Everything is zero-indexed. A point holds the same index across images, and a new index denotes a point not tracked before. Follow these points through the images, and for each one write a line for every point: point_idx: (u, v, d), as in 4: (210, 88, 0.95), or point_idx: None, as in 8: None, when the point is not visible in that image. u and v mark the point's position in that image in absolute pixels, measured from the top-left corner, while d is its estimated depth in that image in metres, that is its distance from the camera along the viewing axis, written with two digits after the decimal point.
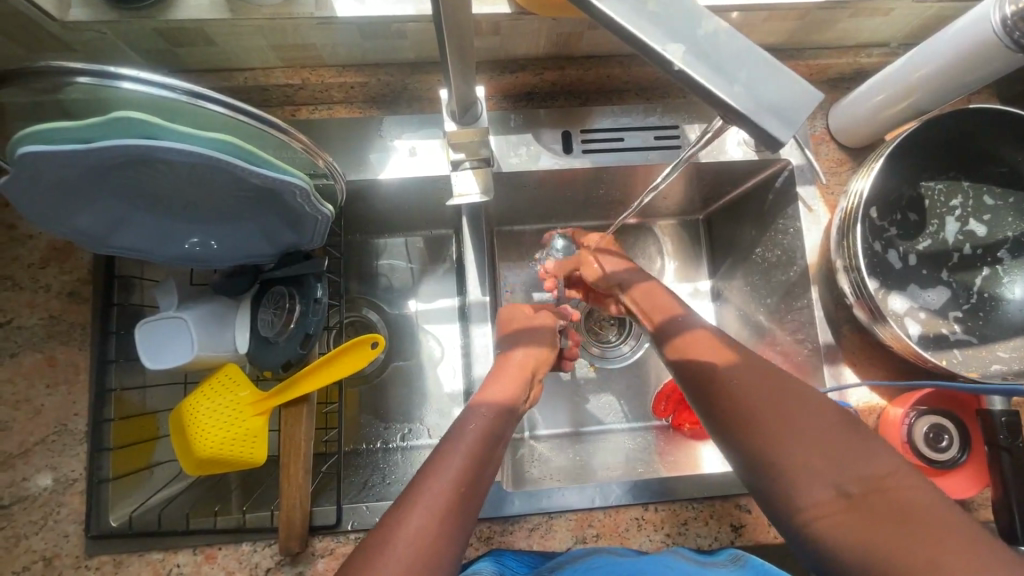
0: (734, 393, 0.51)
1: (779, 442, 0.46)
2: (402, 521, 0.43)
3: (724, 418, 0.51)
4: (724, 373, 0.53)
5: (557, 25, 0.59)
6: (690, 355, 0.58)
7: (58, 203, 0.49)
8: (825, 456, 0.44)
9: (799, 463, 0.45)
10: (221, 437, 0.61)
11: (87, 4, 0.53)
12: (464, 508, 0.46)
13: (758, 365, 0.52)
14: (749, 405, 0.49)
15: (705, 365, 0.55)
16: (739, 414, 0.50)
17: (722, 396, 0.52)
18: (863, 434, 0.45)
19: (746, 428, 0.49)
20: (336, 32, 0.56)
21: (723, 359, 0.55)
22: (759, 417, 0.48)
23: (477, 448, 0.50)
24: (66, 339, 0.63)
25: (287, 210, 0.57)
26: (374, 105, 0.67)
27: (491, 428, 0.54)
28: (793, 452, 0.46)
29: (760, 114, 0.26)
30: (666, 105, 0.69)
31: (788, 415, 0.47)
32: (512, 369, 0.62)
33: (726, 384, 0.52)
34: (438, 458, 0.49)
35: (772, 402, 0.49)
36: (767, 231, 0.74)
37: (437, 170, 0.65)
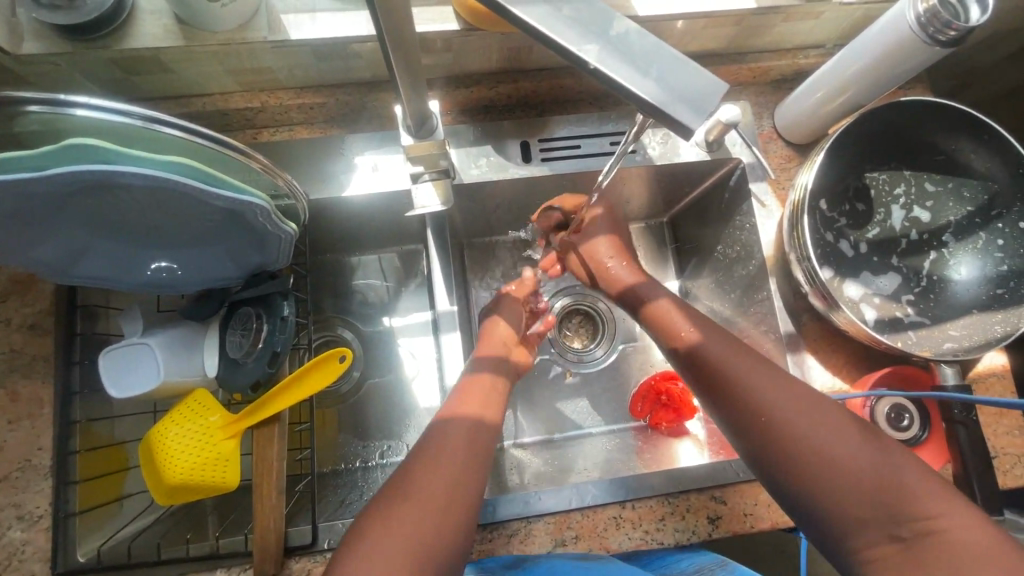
0: (774, 427, 0.47)
1: (803, 444, 0.46)
2: (406, 498, 0.48)
3: (741, 417, 0.50)
4: (759, 399, 0.49)
5: (507, 39, 0.61)
6: (717, 375, 0.53)
7: (16, 234, 0.50)
8: (849, 462, 0.44)
9: (825, 468, 0.44)
10: (190, 463, 0.60)
11: (40, 36, 0.53)
12: (462, 505, 0.49)
13: (792, 391, 0.49)
14: (766, 404, 0.49)
15: (713, 358, 0.54)
16: (756, 411, 0.49)
17: (764, 432, 0.48)
18: (892, 458, 0.44)
19: (765, 428, 0.48)
20: (291, 54, 0.58)
21: (732, 353, 0.53)
22: (777, 417, 0.48)
23: (437, 482, 0.49)
24: (28, 372, 0.61)
25: (250, 230, 0.58)
26: (334, 125, 0.68)
27: (454, 460, 0.52)
28: (817, 456, 0.45)
29: (673, 105, 0.28)
30: (619, 112, 0.72)
31: (807, 415, 0.47)
32: (484, 397, 0.60)
33: (740, 380, 0.51)
34: (407, 488, 0.49)
35: (816, 441, 0.46)
36: (727, 229, 0.77)
37: (398, 186, 0.66)
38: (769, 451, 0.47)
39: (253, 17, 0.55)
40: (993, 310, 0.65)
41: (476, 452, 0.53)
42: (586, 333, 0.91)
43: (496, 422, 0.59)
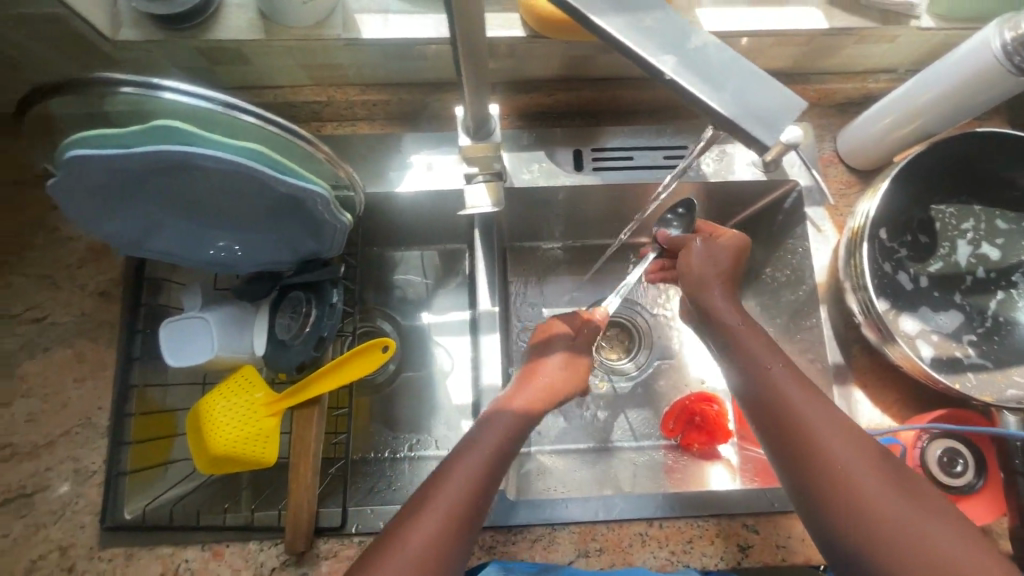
0: (846, 480, 0.45)
1: (854, 486, 0.45)
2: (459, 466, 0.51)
3: (796, 449, 0.49)
4: (833, 448, 0.47)
5: (570, 47, 0.62)
6: (791, 415, 0.50)
7: (98, 205, 0.54)
8: (900, 510, 0.44)
9: (874, 515, 0.44)
10: (234, 436, 0.63)
11: (137, 25, 0.57)
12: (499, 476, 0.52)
13: (867, 449, 0.47)
14: (827, 441, 0.47)
15: (775, 384, 0.52)
16: (814, 446, 0.48)
17: (834, 484, 0.46)
18: (956, 534, 0.43)
19: (822, 464, 0.47)
20: (362, 52, 0.60)
21: (794, 382, 0.52)
22: (836, 456, 0.47)
23: (475, 477, 0.50)
24: (95, 336, 0.65)
25: (309, 217, 0.60)
26: (395, 123, 0.71)
27: (500, 439, 0.54)
28: (865, 499, 0.44)
29: (747, 119, 0.28)
30: (675, 127, 0.72)
31: (859, 458, 0.46)
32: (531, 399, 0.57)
33: (800, 412, 0.50)
34: (461, 453, 0.52)
35: (888, 505, 0.44)
36: (778, 253, 0.75)
37: (451, 186, 0.68)
38: (835, 503, 0.45)
39: (329, 16, 0.58)
40: None
41: (502, 461, 0.53)
42: (620, 347, 0.90)
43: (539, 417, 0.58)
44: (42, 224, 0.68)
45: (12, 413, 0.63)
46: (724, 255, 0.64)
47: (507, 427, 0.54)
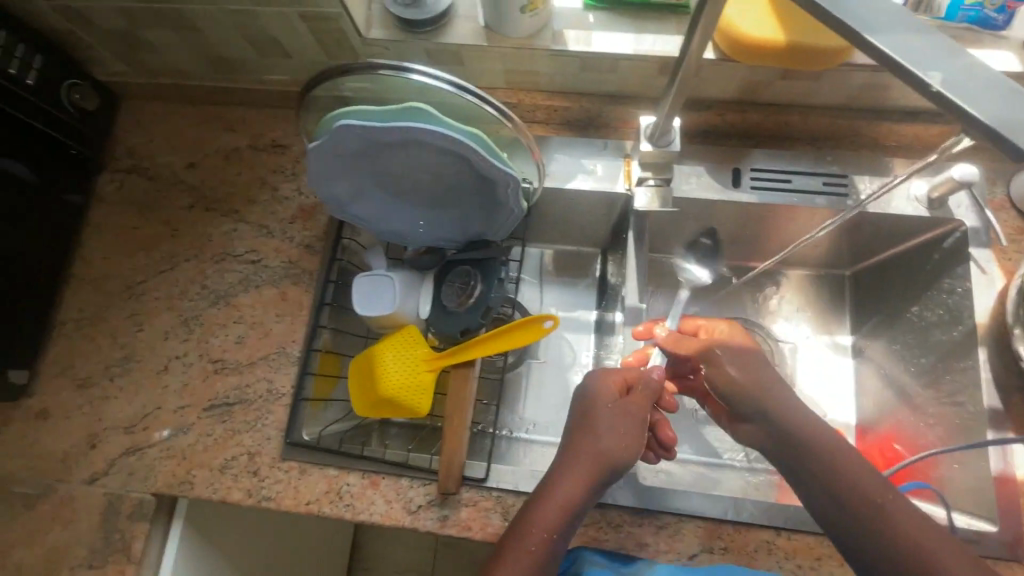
0: (893, 523, 0.51)
1: (902, 528, 0.51)
2: (561, 477, 0.55)
3: (850, 513, 0.53)
4: (875, 492, 0.53)
5: (752, 71, 0.67)
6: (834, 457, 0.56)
7: (335, 168, 0.66)
8: (946, 553, 0.49)
9: (923, 559, 0.49)
10: (399, 383, 0.72)
11: (385, 25, 0.68)
12: (598, 485, 0.56)
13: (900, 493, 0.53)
14: (883, 506, 0.52)
15: (795, 431, 0.58)
16: (864, 507, 0.52)
17: (878, 526, 0.51)
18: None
19: (871, 528, 0.51)
20: (563, 63, 0.68)
21: (831, 442, 0.56)
22: (893, 522, 0.51)
23: (573, 488, 0.55)
24: (296, 280, 0.77)
25: (492, 199, 0.69)
26: (567, 128, 0.77)
27: (598, 447, 0.56)
28: (915, 544, 0.50)
29: (1010, 131, 0.31)
30: (838, 156, 0.74)
31: (898, 503, 0.52)
32: (593, 451, 0.56)
33: (848, 475, 0.54)
34: (563, 462, 0.56)
35: (936, 549, 0.49)
36: (927, 291, 0.76)
37: (613, 191, 0.74)
38: (877, 541, 0.51)
39: (543, 29, 0.67)
40: None
41: (578, 506, 0.55)
42: None
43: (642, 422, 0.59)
44: (263, 183, 0.81)
45: (227, 335, 0.75)
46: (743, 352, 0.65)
47: (583, 476, 0.55)
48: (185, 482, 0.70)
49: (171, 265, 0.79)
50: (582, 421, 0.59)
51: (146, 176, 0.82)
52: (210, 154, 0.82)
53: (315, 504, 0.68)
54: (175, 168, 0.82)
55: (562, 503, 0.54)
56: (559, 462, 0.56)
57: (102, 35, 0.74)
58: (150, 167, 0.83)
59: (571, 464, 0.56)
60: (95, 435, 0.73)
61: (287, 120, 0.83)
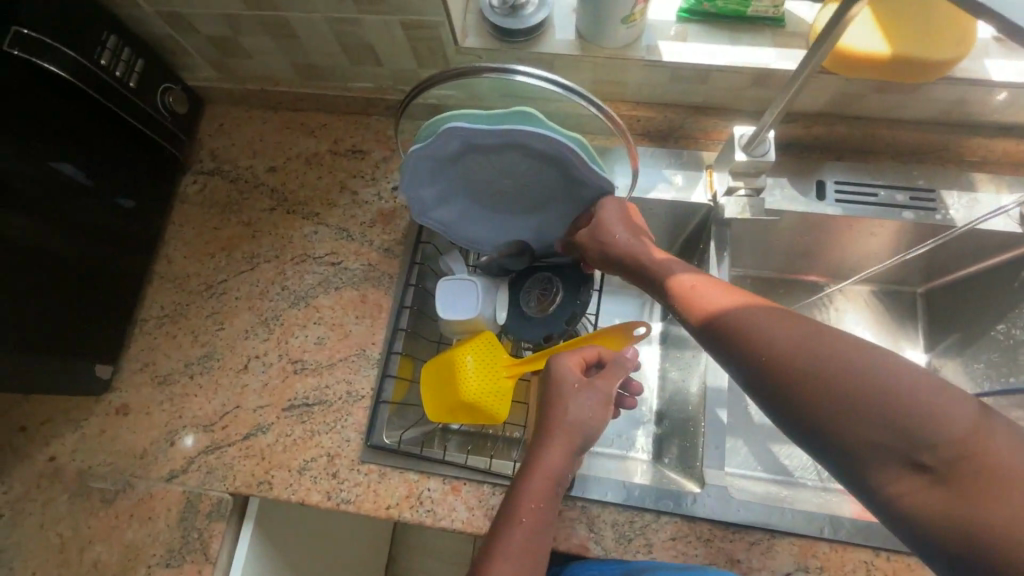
0: (824, 381, 0.43)
1: (841, 386, 0.42)
2: (539, 459, 0.57)
3: (791, 402, 0.44)
4: (805, 356, 0.44)
5: (845, 83, 0.67)
6: (766, 335, 0.47)
7: (427, 170, 0.65)
8: (893, 399, 0.40)
9: (869, 412, 0.41)
10: (479, 388, 0.71)
11: (481, 35, 0.69)
12: (571, 458, 0.57)
13: (829, 341, 0.44)
14: (830, 375, 0.43)
15: (733, 326, 0.49)
16: (812, 389, 0.43)
17: (814, 389, 0.43)
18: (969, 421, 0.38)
19: (822, 408, 0.42)
20: (654, 73, 0.69)
21: (747, 308, 0.49)
22: (809, 363, 0.44)
23: (550, 467, 0.56)
24: (376, 283, 0.77)
25: (579, 204, 0.69)
26: (647, 139, 0.78)
27: (564, 422, 0.58)
28: (853, 398, 0.41)
29: None
30: (924, 170, 0.74)
31: (833, 357, 0.43)
32: (565, 427, 0.58)
33: (781, 353, 0.45)
34: (538, 446, 0.57)
35: (875, 397, 0.41)
36: (1014, 308, 0.74)
37: (697, 201, 0.74)
38: (822, 409, 0.42)
39: (638, 40, 0.68)
40: None
41: (563, 474, 0.57)
42: None
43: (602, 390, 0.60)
44: (343, 187, 0.82)
45: (306, 335, 0.76)
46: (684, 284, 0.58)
47: (562, 446, 0.57)
48: (264, 482, 0.70)
49: (251, 265, 0.80)
50: (549, 398, 0.60)
51: (227, 178, 0.84)
52: (291, 158, 0.84)
53: (395, 509, 0.67)
54: (256, 171, 0.84)
55: (548, 472, 0.56)
56: (540, 437, 0.58)
57: (200, 40, 0.76)
58: (231, 169, 0.84)
59: (548, 438, 0.57)
60: (174, 432, 0.73)
61: (367, 127, 0.84)
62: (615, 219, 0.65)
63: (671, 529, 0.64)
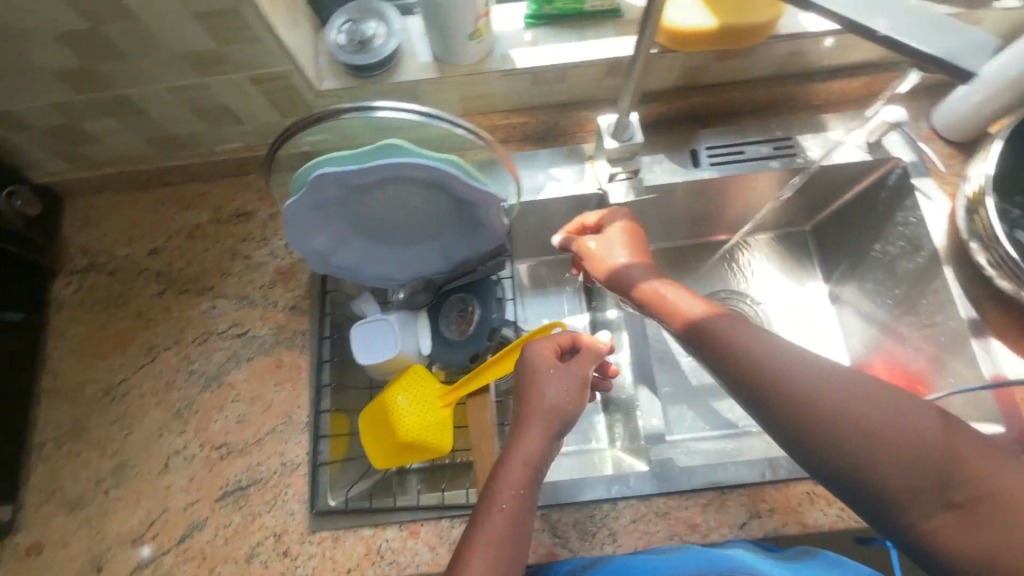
0: (844, 423, 0.46)
1: (859, 428, 0.45)
2: (518, 446, 0.57)
3: (807, 436, 0.47)
4: (820, 396, 0.47)
5: (689, 57, 0.72)
6: (782, 376, 0.50)
7: (311, 221, 0.64)
8: (910, 442, 0.44)
9: (890, 455, 0.44)
10: (416, 425, 0.70)
11: (337, 76, 0.69)
12: (548, 442, 0.58)
13: (841, 381, 0.48)
14: (850, 417, 0.46)
15: (738, 365, 0.52)
16: (827, 428, 0.46)
17: (833, 429, 0.46)
18: (984, 452, 0.42)
19: (840, 446, 0.46)
20: (514, 81, 0.70)
21: (752, 346, 0.52)
22: (827, 404, 0.47)
23: (528, 450, 0.56)
24: (289, 344, 0.74)
25: (476, 221, 0.69)
26: (528, 143, 0.80)
27: (541, 407, 0.58)
28: (873, 439, 0.45)
29: (958, 56, 0.34)
30: (780, 122, 0.80)
31: (849, 399, 0.47)
32: (543, 411, 0.58)
33: (794, 395, 0.49)
34: (517, 435, 0.58)
35: (894, 439, 0.44)
36: (884, 227, 0.81)
37: (586, 191, 0.76)
38: (848, 451, 0.45)
39: (491, 53, 0.69)
40: None
41: (540, 459, 0.57)
42: None
43: (575, 373, 0.61)
44: (234, 254, 0.78)
45: (226, 416, 0.71)
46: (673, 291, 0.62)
47: (540, 432, 0.57)
48: None
49: (151, 357, 0.74)
50: (524, 387, 0.60)
51: (106, 272, 0.78)
52: (173, 236, 0.79)
53: (356, 570, 0.65)
54: (135, 257, 0.79)
55: (527, 458, 0.56)
56: (517, 425, 0.58)
57: (38, 135, 0.71)
58: (108, 262, 0.79)
59: (525, 427, 0.58)
60: (99, 556, 0.67)
61: (247, 187, 0.81)
62: (615, 238, 0.68)
63: (630, 512, 0.65)
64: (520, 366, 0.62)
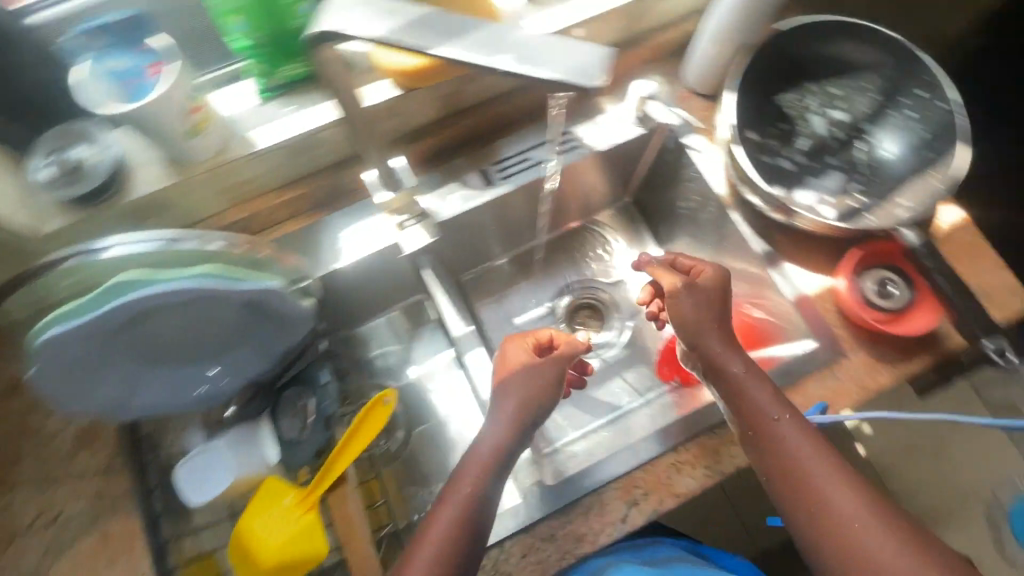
0: (821, 499, 0.55)
1: (835, 508, 0.54)
2: (489, 437, 0.62)
3: (793, 499, 0.56)
4: (812, 476, 0.56)
5: (439, 88, 0.71)
6: (781, 452, 0.58)
7: (79, 381, 0.58)
8: (881, 538, 0.52)
9: (854, 531, 0.53)
10: (280, 546, 0.63)
11: (58, 212, 0.61)
12: (514, 435, 0.63)
13: (835, 463, 0.57)
14: (831, 496, 0.55)
15: (751, 427, 0.60)
16: (808, 501, 0.55)
17: (818, 505, 0.55)
18: (908, 539, 0.52)
19: (818, 518, 0.55)
20: (266, 160, 0.67)
21: (779, 418, 0.59)
22: (811, 477, 0.56)
23: (491, 440, 0.62)
24: (112, 512, 0.64)
25: (273, 315, 0.65)
26: (318, 210, 0.75)
27: (510, 401, 0.64)
28: (843, 519, 0.54)
29: (572, 76, 0.37)
30: (557, 119, 0.83)
31: (833, 482, 0.55)
32: (516, 404, 0.64)
33: (811, 471, 0.56)
34: (491, 423, 0.64)
35: (863, 522, 0.53)
36: (680, 186, 0.86)
37: (384, 244, 0.72)
38: (825, 531, 0.54)
39: (228, 140, 0.65)
40: (931, 169, 0.71)
41: (504, 451, 0.62)
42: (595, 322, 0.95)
43: (551, 366, 0.67)
44: (19, 433, 0.68)
45: None
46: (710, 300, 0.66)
47: (506, 425, 0.63)
48: None
49: None
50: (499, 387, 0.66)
51: None
52: None
53: None
54: None
55: (494, 447, 0.62)
56: (491, 413, 0.65)
57: None
58: None
59: (497, 418, 0.64)
60: None
61: None
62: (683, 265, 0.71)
63: (518, 548, 0.65)
64: (501, 362, 0.69)
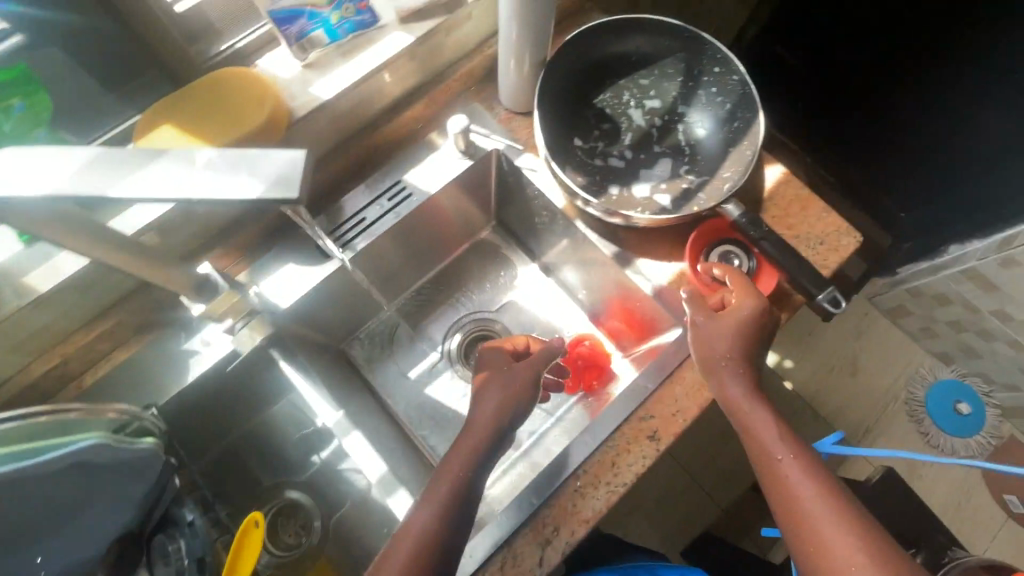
0: (821, 534, 0.52)
1: (834, 544, 0.52)
2: (462, 442, 0.61)
3: (791, 531, 0.54)
4: (814, 513, 0.53)
5: None
6: (785, 485, 0.56)
7: None
8: None
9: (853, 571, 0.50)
10: None
11: None
12: (487, 438, 0.61)
13: (841, 502, 0.54)
14: (829, 534, 0.52)
15: (760, 459, 0.59)
16: (805, 533, 0.53)
17: (815, 540, 0.53)
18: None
19: (813, 553, 0.52)
20: (54, 303, 0.61)
21: (784, 451, 0.58)
22: (807, 509, 0.54)
23: (464, 444, 0.61)
24: None
25: (121, 473, 0.57)
26: (142, 334, 0.71)
27: (489, 405, 0.64)
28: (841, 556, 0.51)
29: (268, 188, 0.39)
30: (385, 170, 0.80)
31: (836, 518, 0.53)
32: (489, 412, 0.63)
33: (808, 504, 0.54)
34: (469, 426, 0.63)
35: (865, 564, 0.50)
36: (529, 204, 0.85)
37: (229, 351, 0.70)
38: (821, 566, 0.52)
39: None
40: (738, 142, 0.76)
41: (482, 454, 0.60)
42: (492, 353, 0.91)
43: (529, 374, 0.67)
44: None
45: None
46: (727, 332, 0.65)
47: (484, 428, 0.62)
48: None
49: None
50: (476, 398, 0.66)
51: None
52: None
53: None
54: None
55: (468, 449, 0.61)
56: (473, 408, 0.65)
57: None
58: None
59: (477, 417, 0.63)
60: None
61: None
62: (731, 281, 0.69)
63: None
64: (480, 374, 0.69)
